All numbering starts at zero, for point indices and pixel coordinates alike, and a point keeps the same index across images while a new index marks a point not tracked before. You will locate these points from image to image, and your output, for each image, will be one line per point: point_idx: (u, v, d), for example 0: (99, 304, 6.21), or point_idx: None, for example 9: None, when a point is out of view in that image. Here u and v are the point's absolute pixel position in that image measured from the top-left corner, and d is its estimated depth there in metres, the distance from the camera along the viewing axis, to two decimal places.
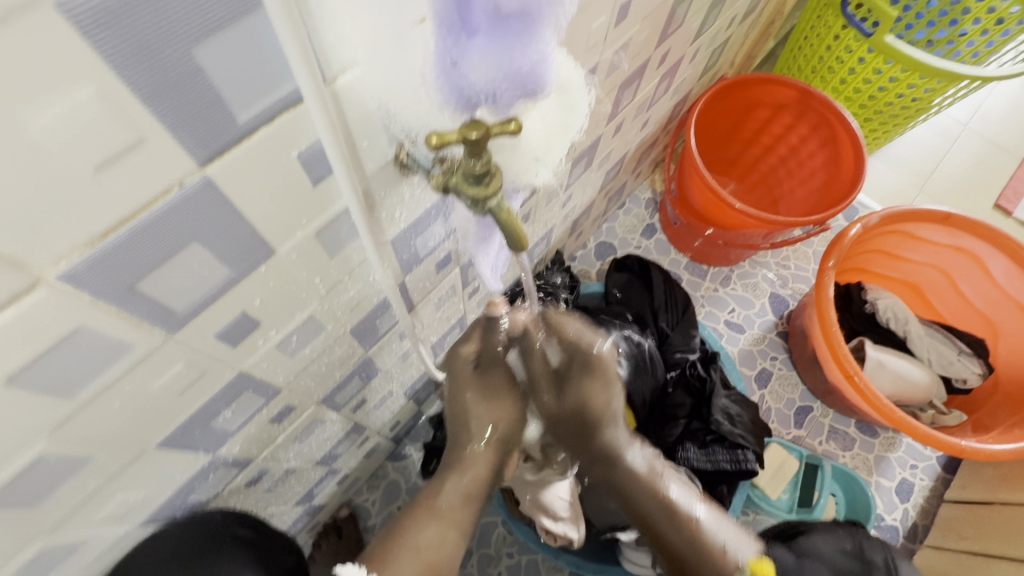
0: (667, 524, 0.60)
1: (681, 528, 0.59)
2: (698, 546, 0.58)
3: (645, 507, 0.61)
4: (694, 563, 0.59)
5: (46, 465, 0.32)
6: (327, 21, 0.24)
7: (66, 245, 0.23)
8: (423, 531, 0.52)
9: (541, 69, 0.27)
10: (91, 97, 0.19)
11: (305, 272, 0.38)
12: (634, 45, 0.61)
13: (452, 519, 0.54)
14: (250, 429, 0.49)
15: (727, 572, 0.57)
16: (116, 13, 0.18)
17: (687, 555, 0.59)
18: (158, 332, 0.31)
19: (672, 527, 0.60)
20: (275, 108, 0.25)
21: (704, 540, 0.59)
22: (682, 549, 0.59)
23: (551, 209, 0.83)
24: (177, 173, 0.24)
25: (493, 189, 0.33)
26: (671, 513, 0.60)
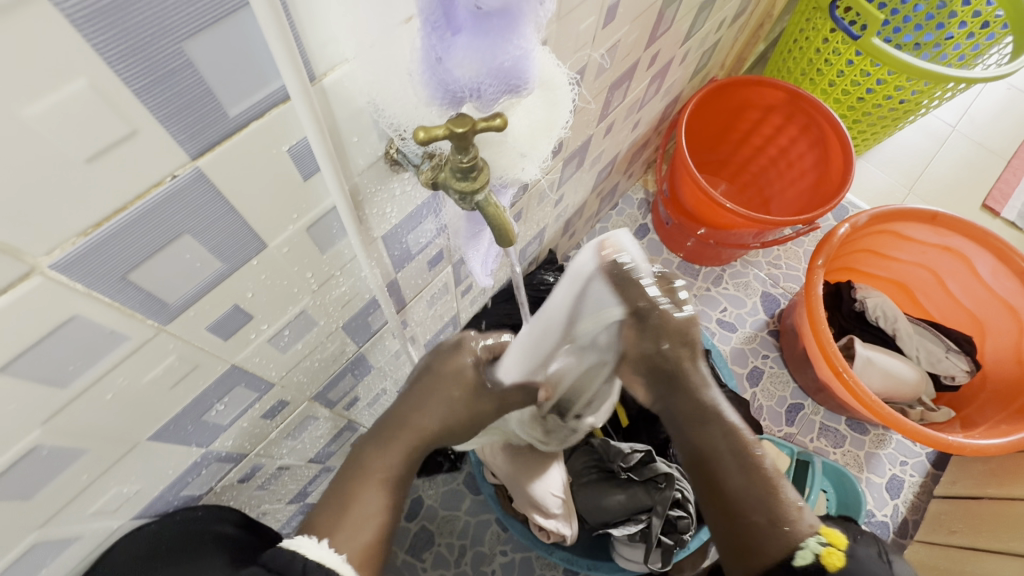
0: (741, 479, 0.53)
1: (760, 482, 0.53)
2: (769, 503, 0.52)
3: (719, 459, 0.54)
4: (758, 524, 0.52)
5: (39, 456, 0.32)
6: (316, 20, 0.25)
7: (60, 235, 0.23)
8: (372, 497, 0.48)
9: (524, 64, 0.27)
10: (86, 89, 0.20)
11: (296, 267, 0.39)
12: (623, 46, 0.62)
13: (396, 482, 0.49)
14: (242, 424, 0.49)
15: (797, 534, 0.51)
16: (108, 8, 0.19)
17: (754, 512, 0.52)
18: (151, 323, 0.31)
19: (751, 484, 0.53)
20: (265, 104, 0.26)
21: (779, 497, 0.52)
22: (749, 505, 0.53)
23: (543, 209, 0.84)
24: (169, 166, 0.25)
25: (480, 183, 0.33)
26: (753, 467, 0.53)
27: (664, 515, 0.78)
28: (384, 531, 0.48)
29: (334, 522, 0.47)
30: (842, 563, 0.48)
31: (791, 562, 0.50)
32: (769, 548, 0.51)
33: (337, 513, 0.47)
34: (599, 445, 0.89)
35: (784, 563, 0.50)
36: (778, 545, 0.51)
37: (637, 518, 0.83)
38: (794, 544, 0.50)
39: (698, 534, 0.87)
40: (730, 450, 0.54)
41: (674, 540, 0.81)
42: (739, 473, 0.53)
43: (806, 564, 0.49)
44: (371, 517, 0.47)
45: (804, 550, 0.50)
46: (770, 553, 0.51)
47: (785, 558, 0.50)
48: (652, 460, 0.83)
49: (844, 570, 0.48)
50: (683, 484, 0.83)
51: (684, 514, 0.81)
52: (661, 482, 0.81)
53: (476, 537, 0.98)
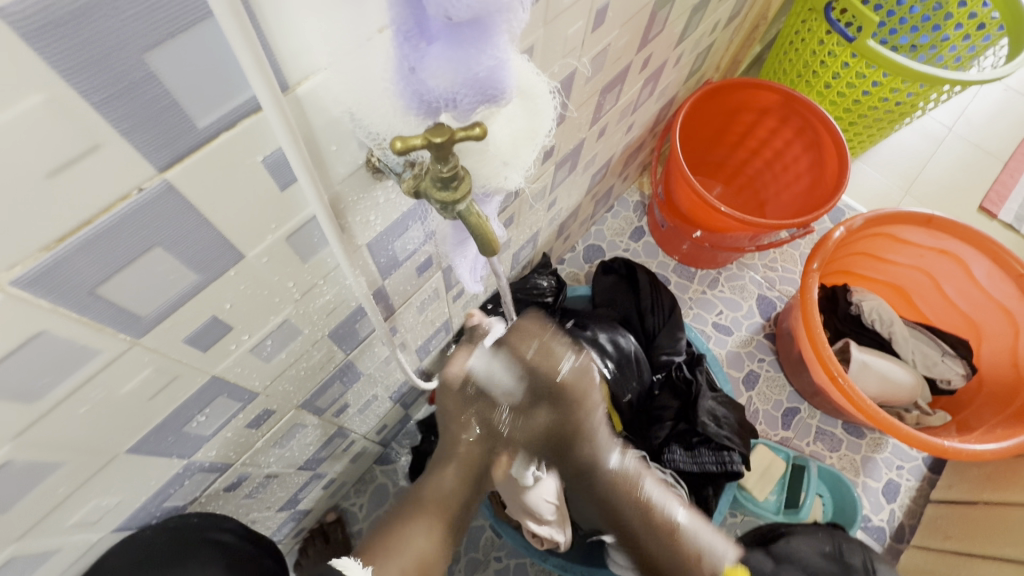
0: (646, 531, 0.54)
1: (654, 532, 0.53)
2: (675, 547, 0.52)
3: (628, 518, 0.55)
4: (673, 573, 0.52)
5: (11, 471, 0.31)
6: (286, 30, 0.24)
7: (22, 250, 0.23)
8: (414, 530, 0.48)
9: (499, 75, 0.27)
10: (43, 103, 0.20)
11: (278, 276, 0.38)
12: (613, 50, 0.62)
13: (441, 513, 0.50)
14: (226, 434, 0.48)
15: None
16: (62, 21, 0.18)
17: (666, 564, 0.52)
18: (124, 336, 0.30)
19: (648, 535, 0.53)
20: (235, 115, 0.26)
21: (682, 546, 0.52)
22: (659, 557, 0.53)
23: (536, 213, 0.84)
24: (135, 179, 0.24)
25: (462, 194, 0.33)
26: (647, 517, 0.54)
27: None
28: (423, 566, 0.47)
29: (379, 551, 0.47)
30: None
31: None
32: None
33: (384, 542, 0.48)
34: None
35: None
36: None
37: None
38: None
39: None
40: (629, 505, 0.55)
41: None
42: (640, 523, 0.54)
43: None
44: (413, 551, 0.48)
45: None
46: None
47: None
48: None
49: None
50: None
51: None
52: None
53: (469, 543, 0.98)
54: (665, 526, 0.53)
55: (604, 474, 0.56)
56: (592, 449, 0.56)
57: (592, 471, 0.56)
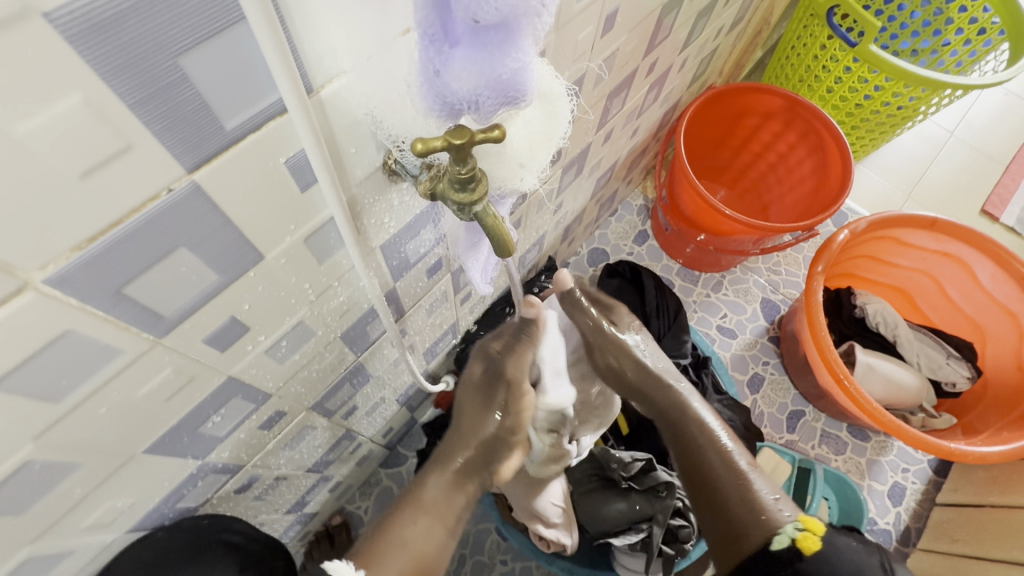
0: (721, 468, 0.58)
1: (729, 469, 0.58)
2: (753, 498, 0.56)
3: (703, 452, 0.60)
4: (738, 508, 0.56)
5: (31, 472, 0.32)
6: (313, 33, 0.25)
7: (52, 250, 0.23)
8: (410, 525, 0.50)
9: (522, 77, 0.27)
10: (79, 105, 0.20)
11: (294, 277, 0.38)
12: (621, 55, 0.62)
13: (439, 512, 0.52)
14: (239, 435, 0.49)
15: (773, 523, 0.54)
16: (103, 24, 0.19)
17: (734, 497, 0.57)
18: (146, 336, 0.31)
19: (725, 470, 0.58)
20: (263, 116, 0.26)
21: (752, 488, 0.57)
22: (729, 491, 0.57)
23: (542, 216, 0.84)
24: (164, 180, 0.25)
25: (479, 195, 0.33)
26: (725, 457, 0.59)
27: (665, 524, 0.79)
28: (420, 564, 0.48)
29: (372, 551, 0.48)
30: (817, 547, 0.51)
31: (770, 547, 0.53)
32: (752, 534, 0.55)
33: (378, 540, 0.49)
34: (599, 453, 0.87)
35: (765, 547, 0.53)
36: (758, 532, 0.54)
37: (638, 527, 0.83)
38: (771, 531, 0.54)
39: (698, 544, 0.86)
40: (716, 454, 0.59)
41: (675, 549, 0.81)
42: (718, 463, 0.59)
43: (783, 548, 0.52)
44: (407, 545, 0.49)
45: (781, 535, 0.53)
46: (752, 539, 0.54)
47: (764, 543, 0.53)
48: (654, 468, 0.83)
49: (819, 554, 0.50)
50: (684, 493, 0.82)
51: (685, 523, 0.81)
52: (662, 491, 0.81)
53: (475, 547, 0.97)
54: (742, 471, 0.58)
55: (695, 417, 0.62)
56: (685, 397, 0.63)
57: (682, 417, 0.62)
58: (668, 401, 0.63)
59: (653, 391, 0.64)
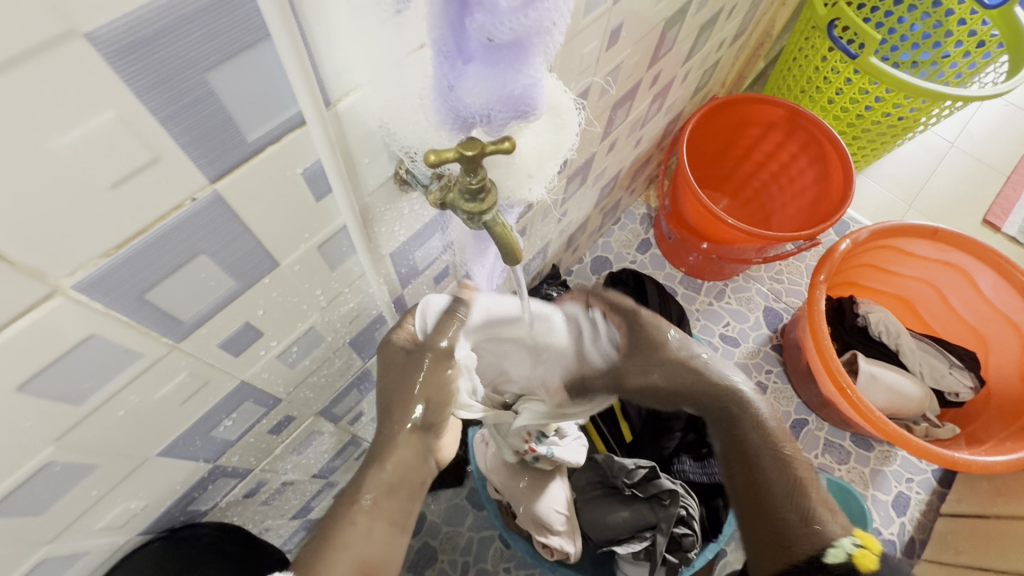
0: (776, 475, 0.57)
1: (787, 476, 0.56)
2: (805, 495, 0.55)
3: (759, 460, 0.58)
4: (786, 509, 0.55)
5: (51, 472, 0.32)
6: (332, 50, 0.26)
7: (82, 257, 0.24)
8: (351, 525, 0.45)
9: (533, 92, 0.28)
10: (113, 119, 0.21)
11: (307, 284, 0.39)
12: (625, 67, 0.64)
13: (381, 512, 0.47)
14: (249, 439, 0.49)
15: (829, 533, 0.52)
16: (138, 43, 0.20)
17: (785, 505, 0.55)
18: (165, 341, 0.32)
19: (779, 475, 0.56)
20: (282, 129, 0.27)
21: (805, 492, 0.55)
22: (781, 500, 0.55)
23: (547, 225, 0.85)
24: (188, 189, 0.26)
25: (488, 205, 0.34)
26: (783, 462, 0.57)
27: (669, 532, 0.80)
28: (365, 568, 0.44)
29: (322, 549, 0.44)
30: (875, 565, 0.50)
31: (822, 559, 0.51)
32: (797, 542, 0.53)
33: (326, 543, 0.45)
34: (603, 461, 0.88)
35: (815, 560, 0.51)
36: (807, 541, 0.53)
37: (641, 535, 0.83)
38: (824, 542, 0.52)
39: (703, 551, 0.85)
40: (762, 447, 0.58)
41: (679, 558, 0.81)
42: (774, 470, 0.57)
43: (838, 561, 0.50)
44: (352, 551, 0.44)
45: (836, 549, 0.51)
46: (800, 547, 0.53)
47: (817, 554, 0.51)
48: (657, 476, 0.84)
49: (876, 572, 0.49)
50: (687, 502, 0.83)
51: (688, 532, 0.82)
52: (665, 498, 0.82)
53: (478, 555, 0.98)
54: (800, 476, 0.56)
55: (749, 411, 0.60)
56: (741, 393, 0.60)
57: (743, 417, 0.60)
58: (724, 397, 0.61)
59: (722, 397, 0.61)
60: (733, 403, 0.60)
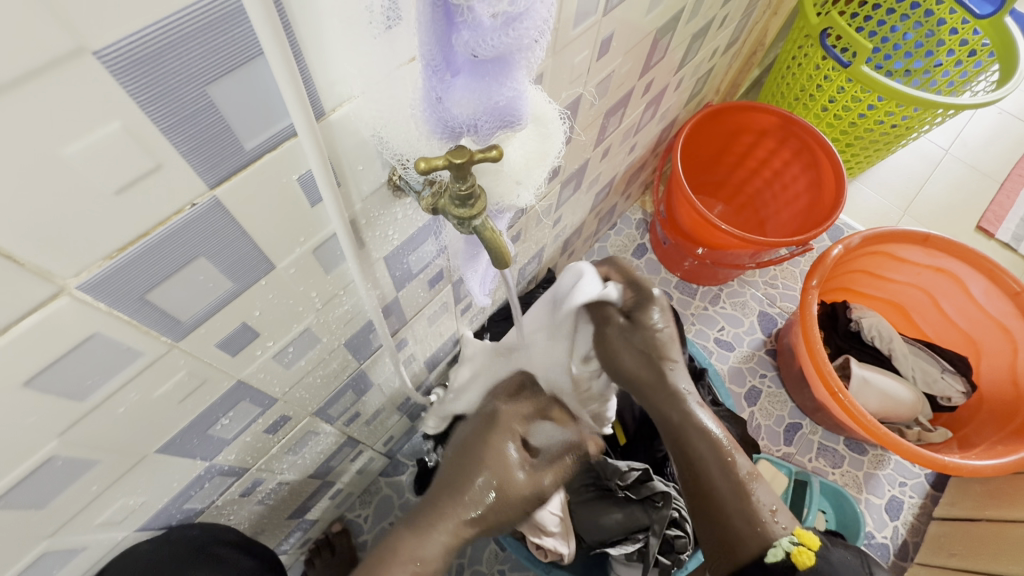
0: (721, 480, 0.55)
1: (732, 483, 0.54)
2: (747, 500, 0.54)
3: (705, 466, 0.55)
4: (731, 512, 0.55)
5: (53, 467, 0.34)
6: (326, 63, 0.28)
7: (87, 258, 0.25)
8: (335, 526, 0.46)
9: (517, 103, 0.29)
10: (119, 130, 0.22)
11: (302, 286, 0.41)
12: (616, 76, 0.65)
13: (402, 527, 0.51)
14: (245, 438, 0.50)
15: (770, 536, 0.53)
16: (142, 60, 0.21)
17: (731, 511, 0.55)
18: (164, 340, 0.33)
19: (724, 484, 0.54)
20: (278, 138, 0.28)
21: (753, 500, 0.54)
22: (728, 509, 0.55)
23: (542, 229, 0.87)
24: (189, 196, 0.27)
25: (478, 211, 0.35)
26: (728, 469, 0.54)
27: (661, 534, 0.79)
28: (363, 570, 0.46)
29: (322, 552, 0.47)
30: (811, 561, 0.50)
31: (765, 559, 0.52)
32: (745, 548, 0.54)
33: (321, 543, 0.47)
34: (596, 463, 0.87)
35: (759, 561, 0.52)
36: (753, 544, 0.54)
37: (634, 537, 0.84)
38: (766, 542, 0.53)
39: (695, 554, 0.86)
40: (710, 453, 0.55)
41: (671, 559, 0.82)
42: (717, 477, 0.55)
43: (776, 561, 0.51)
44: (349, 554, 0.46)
45: (776, 548, 0.52)
46: (746, 550, 0.54)
47: (761, 555, 0.52)
48: (649, 479, 0.83)
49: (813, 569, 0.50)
50: (679, 503, 0.83)
51: (681, 534, 0.82)
52: (658, 501, 0.81)
53: (473, 557, 0.98)
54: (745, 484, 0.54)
55: (694, 420, 0.55)
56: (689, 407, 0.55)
57: (686, 426, 0.55)
58: (671, 413, 0.56)
59: (663, 404, 0.56)
60: (681, 416, 0.55)
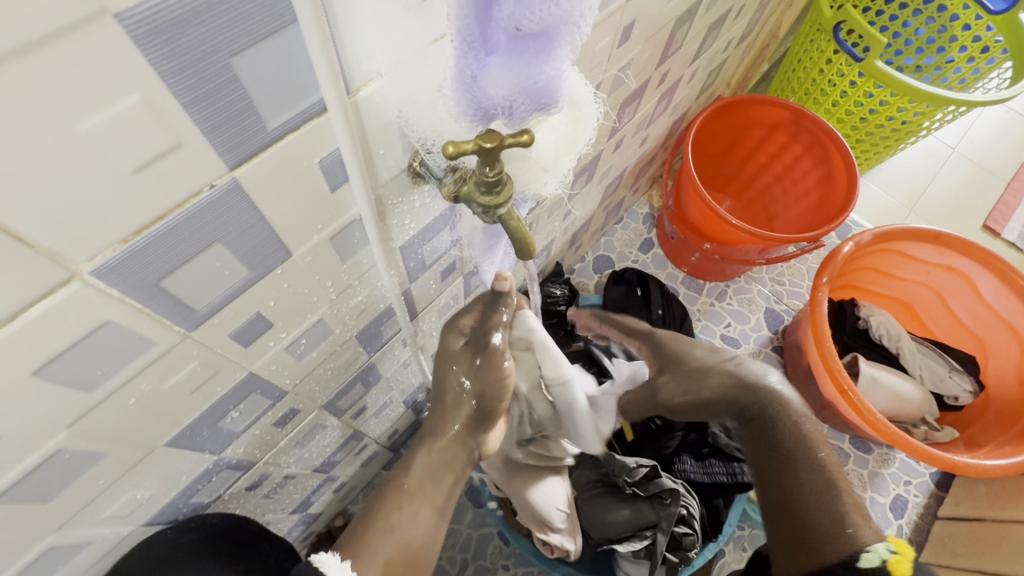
0: (808, 477, 0.56)
1: (824, 478, 0.55)
2: (837, 496, 0.54)
3: (793, 458, 0.57)
4: (816, 505, 0.54)
5: (60, 460, 0.32)
6: (355, 38, 0.26)
7: (101, 242, 0.24)
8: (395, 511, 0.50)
9: (556, 84, 0.28)
10: (138, 103, 0.21)
11: (317, 275, 0.39)
12: (635, 65, 0.63)
13: (423, 496, 0.52)
14: (254, 432, 0.49)
15: (861, 539, 0.50)
16: (165, 25, 0.19)
17: (814, 505, 0.54)
18: (177, 330, 0.31)
19: (817, 480, 0.55)
20: (303, 116, 0.27)
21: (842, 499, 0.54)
22: (808, 501, 0.54)
23: (553, 222, 0.85)
24: (208, 176, 0.25)
25: (504, 198, 0.34)
26: (820, 466, 0.56)
27: (669, 531, 0.80)
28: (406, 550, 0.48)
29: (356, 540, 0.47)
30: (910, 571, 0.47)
31: (854, 562, 0.49)
32: (824, 547, 0.52)
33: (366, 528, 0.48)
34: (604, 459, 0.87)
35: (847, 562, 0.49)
36: (833, 543, 0.51)
37: (642, 534, 0.83)
38: (857, 546, 0.50)
39: (702, 552, 0.86)
40: (799, 445, 0.57)
41: (679, 557, 0.82)
42: (810, 471, 0.56)
43: (871, 566, 0.48)
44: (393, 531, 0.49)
45: (871, 553, 0.49)
46: (831, 551, 0.51)
47: (850, 559, 0.50)
48: (658, 476, 0.84)
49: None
50: (687, 501, 0.83)
51: (689, 531, 0.82)
52: (666, 497, 0.82)
53: (477, 552, 0.98)
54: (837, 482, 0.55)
55: (789, 415, 0.59)
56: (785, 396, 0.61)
57: (776, 416, 0.59)
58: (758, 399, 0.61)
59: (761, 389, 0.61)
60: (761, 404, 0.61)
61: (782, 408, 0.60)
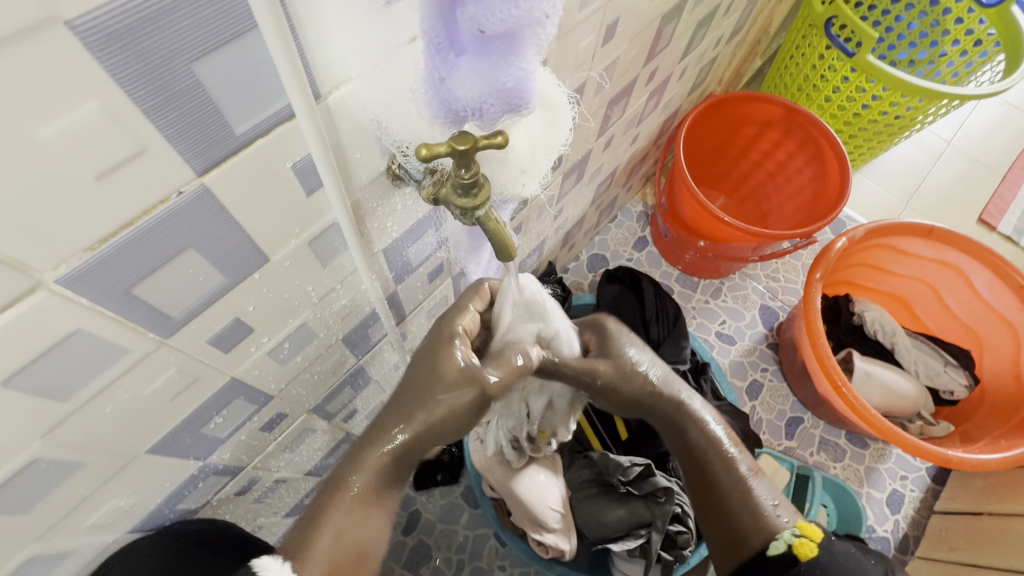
0: (727, 482, 0.57)
1: (733, 478, 0.57)
2: (748, 493, 0.56)
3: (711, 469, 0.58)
4: (732, 502, 0.56)
5: (36, 469, 0.32)
6: (322, 41, 0.26)
7: (67, 250, 0.24)
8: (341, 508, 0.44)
9: (526, 85, 0.27)
10: (96, 110, 0.21)
11: (298, 280, 0.39)
12: (621, 63, 0.63)
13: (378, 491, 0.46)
14: (240, 437, 0.49)
15: (773, 529, 0.54)
16: (120, 31, 0.19)
17: (734, 507, 0.56)
18: (153, 336, 0.31)
19: (726, 479, 0.57)
20: (272, 121, 0.27)
21: (754, 496, 0.56)
22: (728, 502, 0.57)
23: (543, 222, 0.85)
24: (175, 183, 0.25)
25: (481, 200, 0.34)
26: (728, 465, 0.58)
27: (663, 530, 0.79)
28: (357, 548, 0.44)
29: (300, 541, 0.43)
30: (813, 553, 0.51)
31: (766, 552, 0.53)
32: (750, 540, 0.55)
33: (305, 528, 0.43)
34: (598, 458, 0.88)
35: (761, 553, 0.53)
36: (756, 538, 0.54)
37: (636, 533, 0.83)
38: (768, 536, 0.54)
39: (697, 549, 0.86)
40: (713, 455, 0.58)
41: (674, 555, 0.81)
42: (722, 472, 0.57)
43: (778, 553, 0.52)
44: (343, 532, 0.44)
45: (778, 540, 0.53)
46: (752, 544, 0.54)
47: (762, 548, 0.54)
48: (652, 474, 0.84)
49: (815, 561, 0.51)
50: (682, 499, 0.84)
51: (683, 529, 0.82)
52: (660, 496, 0.81)
53: (473, 552, 0.98)
54: (745, 480, 0.57)
55: (701, 425, 0.59)
56: (689, 404, 0.60)
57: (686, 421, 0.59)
58: (673, 409, 0.59)
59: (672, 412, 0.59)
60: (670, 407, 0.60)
61: (692, 421, 0.59)
